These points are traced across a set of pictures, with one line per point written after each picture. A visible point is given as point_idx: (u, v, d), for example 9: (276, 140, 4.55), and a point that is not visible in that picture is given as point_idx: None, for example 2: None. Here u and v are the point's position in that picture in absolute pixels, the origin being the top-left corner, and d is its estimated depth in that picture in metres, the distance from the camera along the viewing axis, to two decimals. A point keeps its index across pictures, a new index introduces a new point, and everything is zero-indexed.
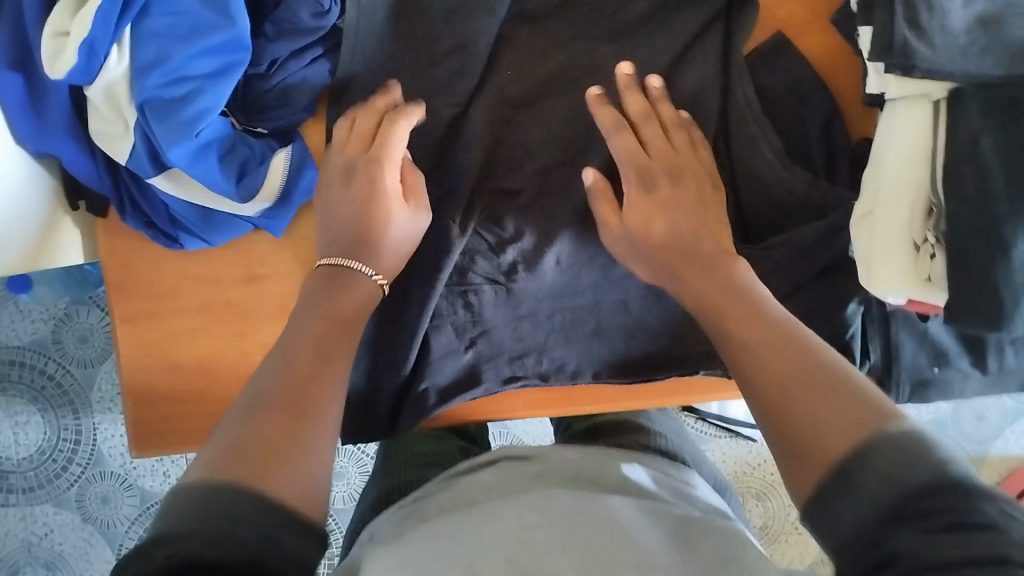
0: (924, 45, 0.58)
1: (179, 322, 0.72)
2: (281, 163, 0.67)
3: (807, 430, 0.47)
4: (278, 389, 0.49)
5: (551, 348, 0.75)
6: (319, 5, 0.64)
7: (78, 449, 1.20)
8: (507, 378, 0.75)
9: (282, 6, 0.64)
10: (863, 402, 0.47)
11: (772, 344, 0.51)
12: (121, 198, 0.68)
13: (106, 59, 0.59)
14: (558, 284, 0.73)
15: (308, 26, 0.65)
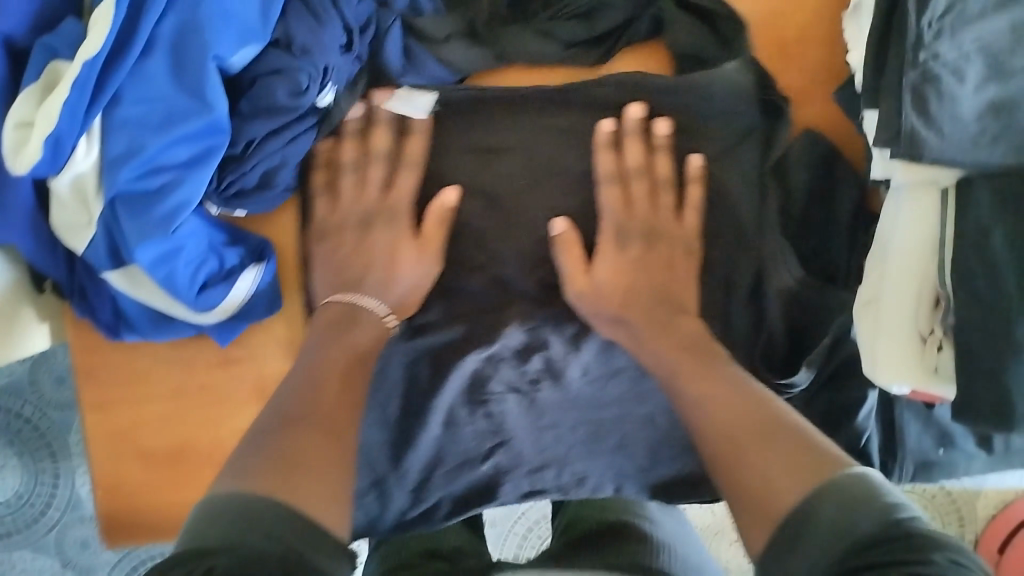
0: (932, 133, 0.55)
1: (148, 409, 0.69)
2: (247, 279, 0.64)
3: (759, 477, 0.50)
4: (299, 398, 0.57)
5: (571, 461, 0.74)
6: (296, 84, 0.61)
7: (56, 493, 1.12)
8: (526, 492, 0.75)
9: (259, 83, 0.60)
10: (800, 437, 0.51)
11: (725, 411, 0.56)
12: (72, 288, 0.64)
13: (72, 152, 0.56)
14: (576, 396, 0.72)
15: (286, 104, 0.61)
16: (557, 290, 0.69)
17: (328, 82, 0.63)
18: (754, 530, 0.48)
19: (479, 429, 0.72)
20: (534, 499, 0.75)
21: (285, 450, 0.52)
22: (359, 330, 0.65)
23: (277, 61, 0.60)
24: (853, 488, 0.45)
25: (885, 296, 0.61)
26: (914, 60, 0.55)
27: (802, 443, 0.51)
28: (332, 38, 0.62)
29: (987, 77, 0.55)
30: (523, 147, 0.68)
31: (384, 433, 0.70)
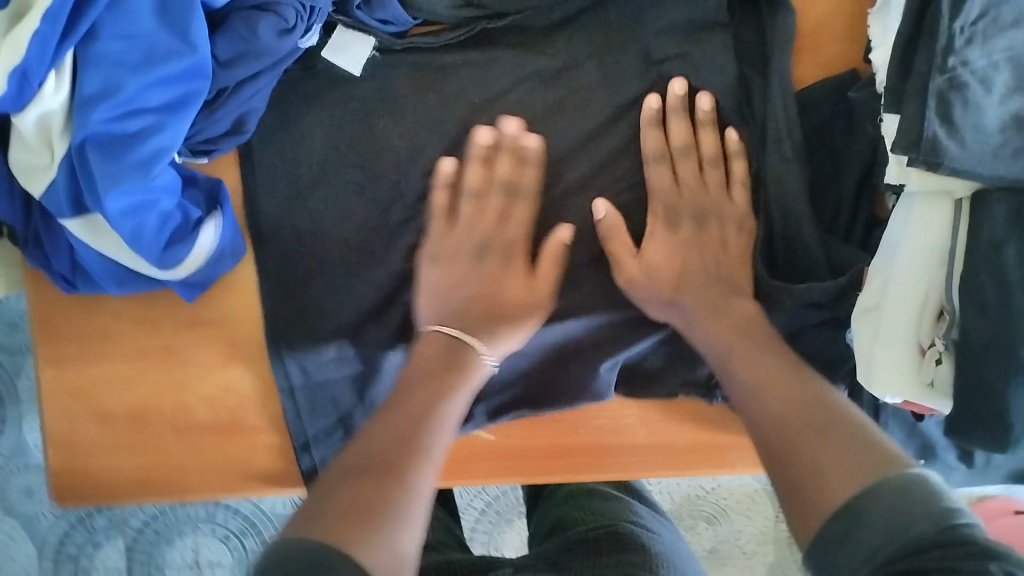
0: (955, 142, 0.53)
1: (109, 367, 0.65)
2: (210, 233, 0.59)
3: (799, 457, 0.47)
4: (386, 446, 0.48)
5: (540, 367, 0.69)
6: (284, 22, 0.56)
7: (2, 440, 1.06)
8: (496, 410, 0.68)
9: (243, 18, 0.56)
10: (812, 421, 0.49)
11: (794, 400, 0.51)
12: (27, 236, 0.60)
13: (40, 87, 0.52)
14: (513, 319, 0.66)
15: (271, 45, 0.57)
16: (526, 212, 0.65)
17: (315, 24, 0.59)
18: (800, 517, 0.45)
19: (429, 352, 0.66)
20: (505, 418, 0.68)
21: (355, 500, 0.44)
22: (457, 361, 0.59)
23: None
24: (898, 483, 0.42)
25: (888, 301, 0.59)
26: (942, 66, 0.53)
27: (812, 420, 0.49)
28: None
29: (1014, 89, 0.53)
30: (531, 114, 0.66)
31: (347, 365, 0.66)
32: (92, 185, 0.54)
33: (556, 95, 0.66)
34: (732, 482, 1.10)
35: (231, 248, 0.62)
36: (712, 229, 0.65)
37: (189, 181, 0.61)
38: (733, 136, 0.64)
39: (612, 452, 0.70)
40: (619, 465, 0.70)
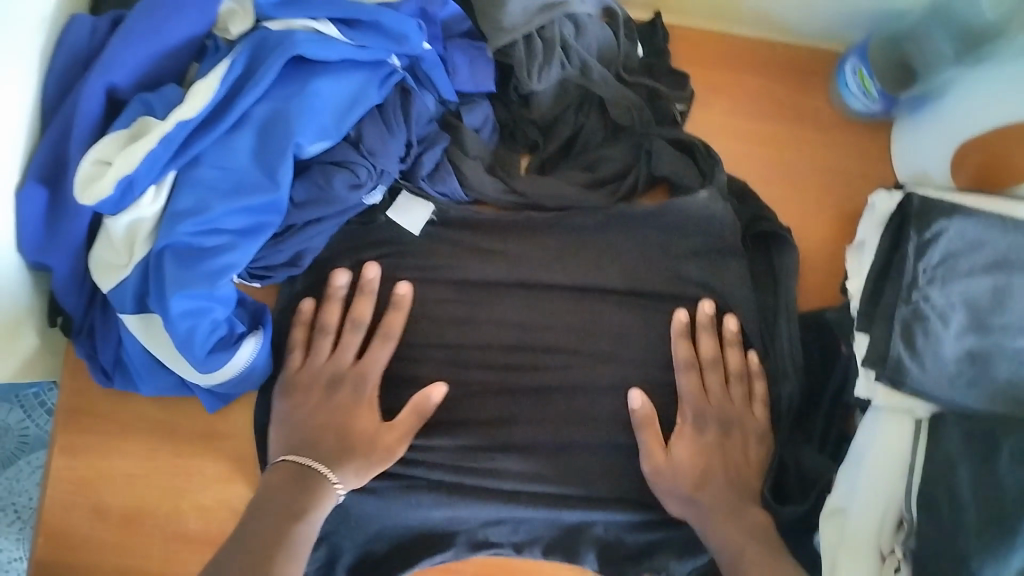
0: (916, 364, 0.61)
1: (117, 463, 0.68)
2: (250, 346, 0.66)
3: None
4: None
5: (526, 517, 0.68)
6: (355, 178, 0.67)
7: None
8: (477, 543, 0.68)
9: (320, 170, 0.66)
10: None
11: None
12: (81, 326, 0.67)
13: (139, 197, 0.61)
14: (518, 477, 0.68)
15: (341, 195, 0.67)
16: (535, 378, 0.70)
17: (380, 184, 0.69)
18: None
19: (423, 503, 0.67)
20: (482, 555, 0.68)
21: None
22: (285, 486, 0.62)
23: (341, 155, 0.67)
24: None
25: (853, 507, 0.64)
26: (907, 297, 0.62)
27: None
28: (396, 149, 0.69)
29: (968, 328, 0.62)
30: (550, 287, 0.72)
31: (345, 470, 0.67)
32: (159, 286, 0.61)
33: (569, 271, 0.72)
34: None
35: (263, 367, 0.67)
36: (735, 437, 0.68)
37: (243, 302, 0.68)
38: (754, 357, 0.71)
39: None
40: None
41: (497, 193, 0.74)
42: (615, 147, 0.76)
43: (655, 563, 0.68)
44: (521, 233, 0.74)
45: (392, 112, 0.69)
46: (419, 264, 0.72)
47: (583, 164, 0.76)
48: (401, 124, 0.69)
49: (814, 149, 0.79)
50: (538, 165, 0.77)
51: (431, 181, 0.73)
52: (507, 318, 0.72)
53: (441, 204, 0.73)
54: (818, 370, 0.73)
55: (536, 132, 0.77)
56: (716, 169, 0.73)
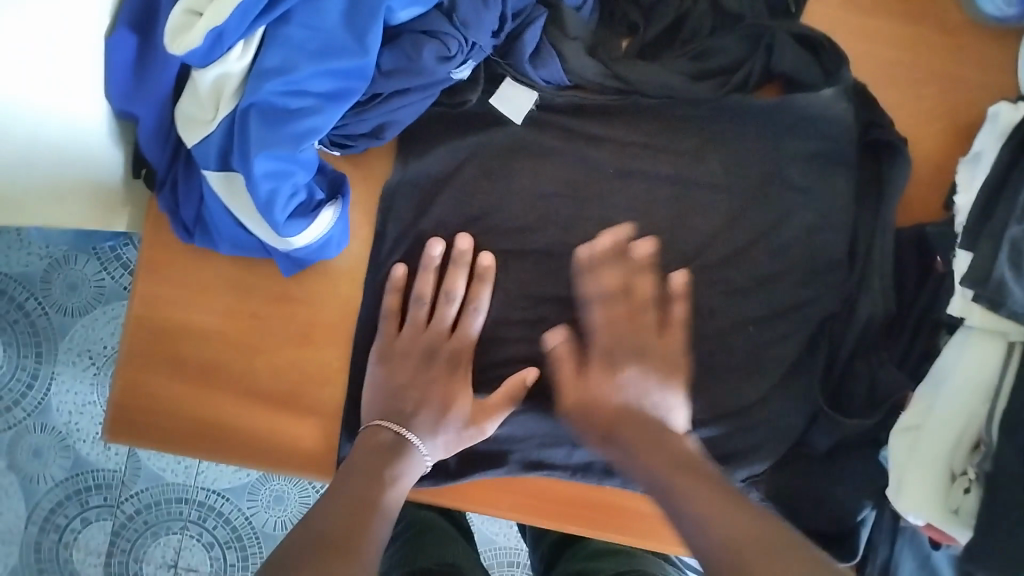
0: (1020, 287, 0.58)
1: (195, 318, 0.70)
2: (329, 214, 0.65)
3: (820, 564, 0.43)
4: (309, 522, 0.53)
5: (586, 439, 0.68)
6: (446, 50, 0.64)
7: (28, 394, 1.09)
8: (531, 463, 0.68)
9: (410, 40, 0.64)
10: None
11: None
12: (164, 180, 0.66)
13: (228, 52, 0.59)
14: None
15: (430, 67, 0.64)
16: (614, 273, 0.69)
17: (470, 59, 0.66)
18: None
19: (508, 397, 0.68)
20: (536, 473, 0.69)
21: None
22: (369, 453, 0.61)
23: (433, 24, 0.64)
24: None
25: (928, 426, 0.62)
26: (1021, 217, 0.58)
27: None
28: (490, 22, 0.65)
29: None
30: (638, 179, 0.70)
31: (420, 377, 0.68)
32: (243, 145, 0.60)
33: (663, 163, 0.70)
34: None
35: (339, 237, 0.68)
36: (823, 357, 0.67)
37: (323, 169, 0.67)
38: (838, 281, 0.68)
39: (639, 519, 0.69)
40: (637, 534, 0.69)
41: (597, 79, 0.70)
42: (730, 40, 0.70)
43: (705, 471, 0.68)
44: (613, 120, 0.70)
45: None
46: (506, 144, 0.70)
47: (690, 55, 0.71)
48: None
49: (932, 49, 0.72)
50: (638, 49, 0.72)
51: (535, 64, 0.69)
52: (590, 206, 0.70)
53: (546, 90, 0.70)
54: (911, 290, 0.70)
55: (637, 11, 0.72)
56: (841, 69, 0.69)
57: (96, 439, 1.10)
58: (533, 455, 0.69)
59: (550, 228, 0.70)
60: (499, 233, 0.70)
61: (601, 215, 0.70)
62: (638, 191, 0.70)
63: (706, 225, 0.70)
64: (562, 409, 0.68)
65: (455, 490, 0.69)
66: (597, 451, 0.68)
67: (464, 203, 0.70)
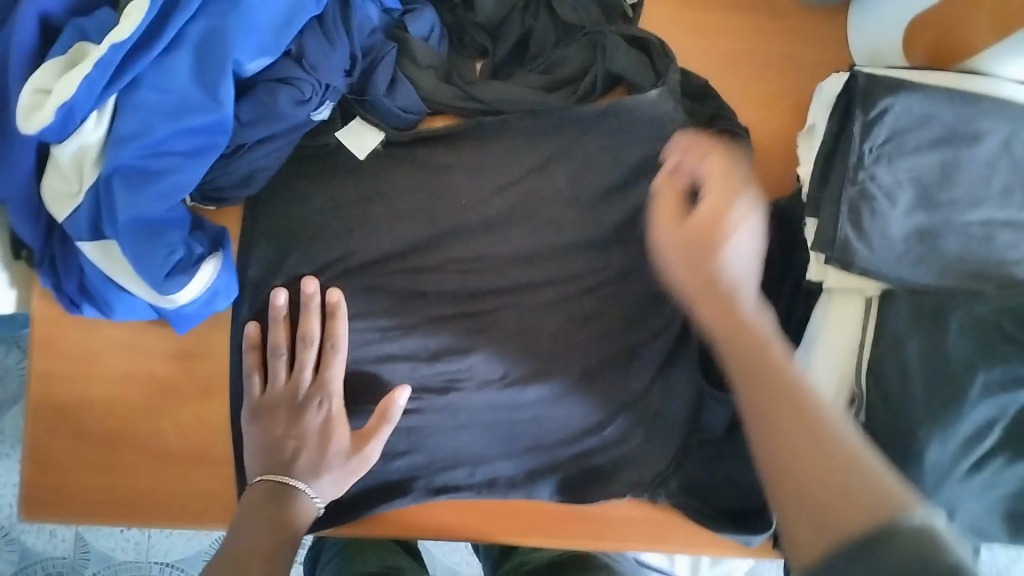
0: (862, 245, 0.62)
1: (93, 388, 0.71)
2: (209, 269, 0.66)
3: (771, 468, 0.46)
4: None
5: (486, 459, 0.74)
6: (300, 94, 0.67)
7: None
8: (438, 487, 0.73)
9: (263, 88, 0.66)
10: (798, 433, 0.46)
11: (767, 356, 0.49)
12: (42, 256, 0.67)
13: (82, 124, 0.61)
14: (505, 401, 0.73)
15: (287, 112, 0.67)
16: (494, 291, 0.73)
17: (327, 100, 0.69)
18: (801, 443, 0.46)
19: (405, 430, 0.72)
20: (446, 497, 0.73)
21: None
22: (261, 502, 0.63)
23: (284, 71, 0.66)
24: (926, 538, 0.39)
25: None
26: (854, 177, 0.62)
27: (806, 416, 0.46)
28: (339, 61, 0.68)
29: (916, 205, 0.62)
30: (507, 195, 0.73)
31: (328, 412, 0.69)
32: (111, 213, 0.62)
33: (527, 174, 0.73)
34: None
35: (225, 288, 0.68)
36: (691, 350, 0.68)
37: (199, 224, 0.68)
38: None
39: (561, 517, 0.75)
40: (563, 533, 0.74)
41: (453, 100, 0.73)
42: (572, 49, 0.74)
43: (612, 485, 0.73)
44: (477, 140, 0.73)
45: (334, 23, 0.69)
46: (379, 173, 0.72)
47: (540, 68, 0.75)
48: (343, 37, 0.69)
49: (763, 38, 0.77)
50: (491, 69, 0.76)
51: (387, 96, 0.71)
52: (467, 227, 0.73)
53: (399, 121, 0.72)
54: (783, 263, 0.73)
55: (485, 36, 0.76)
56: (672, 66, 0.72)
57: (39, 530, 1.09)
58: (438, 480, 0.73)
59: (433, 253, 0.73)
60: (382, 263, 0.72)
61: (479, 231, 0.73)
62: (505, 206, 0.73)
63: (576, 235, 0.73)
64: (460, 432, 0.73)
65: (380, 523, 0.74)
66: (499, 469, 0.74)
67: (345, 236, 0.71)
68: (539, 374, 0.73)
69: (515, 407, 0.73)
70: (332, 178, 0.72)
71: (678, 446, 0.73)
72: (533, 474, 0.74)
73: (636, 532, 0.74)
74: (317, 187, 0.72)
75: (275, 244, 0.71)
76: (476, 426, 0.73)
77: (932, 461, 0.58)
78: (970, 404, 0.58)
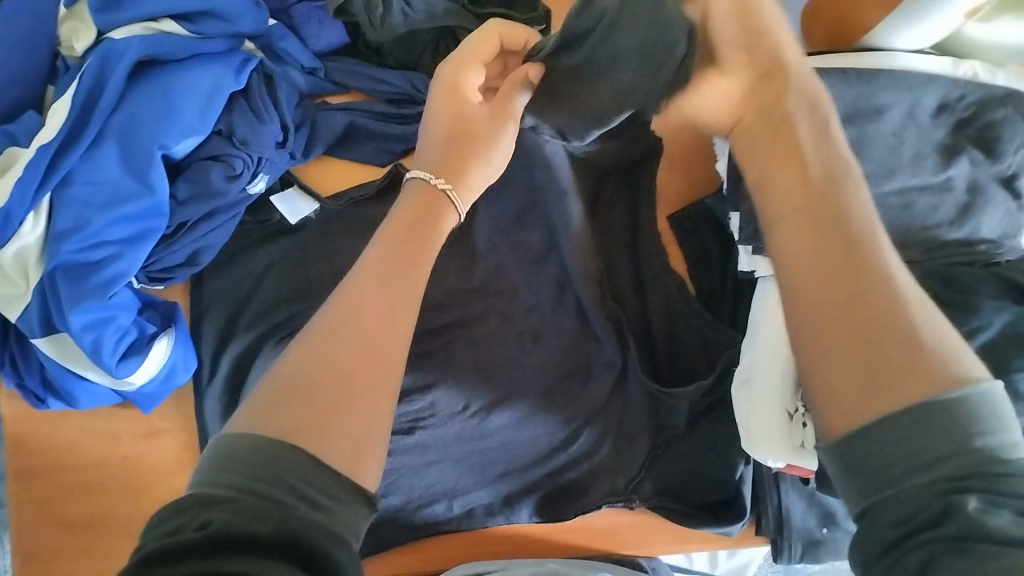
0: None
1: (70, 478, 0.72)
2: (162, 346, 0.69)
3: (805, 312, 0.39)
4: (342, 309, 0.40)
5: (461, 492, 0.76)
6: (232, 169, 0.70)
7: None
8: (422, 527, 0.75)
9: (197, 167, 0.69)
10: (847, 260, 0.39)
11: (830, 273, 0.39)
12: (1, 357, 0.69)
13: (19, 226, 0.63)
14: (470, 431, 0.76)
15: (219, 188, 0.69)
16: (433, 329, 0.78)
17: (262, 172, 0.72)
18: (842, 289, 0.38)
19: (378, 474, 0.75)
20: (431, 534, 0.76)
21: (317, 373, 0.37)
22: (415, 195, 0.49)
23: (217, 149, 0.70)
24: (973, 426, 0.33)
25: (757, 374, 0.67)
26: None
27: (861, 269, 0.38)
28: (269, 133, 0.71)
29: None
30: None
31: None
32: (59, 305, 0.64)
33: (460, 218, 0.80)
34: None
35: (183, 363, 0.71)
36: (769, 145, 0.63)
37: (148, 305, 0.71)
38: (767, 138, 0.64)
39: (562, 529, 0.77)
40: (567, 542, 0.77)
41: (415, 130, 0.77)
42: None
43: (588, 502, 0.75)
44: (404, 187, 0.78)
45: (258, 97, 0.72)
46: (319, 231, 0.75)
47: None
48: (271, 109, 0.72)
49: None
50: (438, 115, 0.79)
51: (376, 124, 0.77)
52: None
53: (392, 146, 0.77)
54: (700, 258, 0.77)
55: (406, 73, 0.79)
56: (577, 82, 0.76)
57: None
58: (417, 518, 0.75)
59: None
60: None
61: None
62: None
63: (512, 267, 0.79)
64: (431, 469, 0.76)
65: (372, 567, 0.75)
66: (477, 498, 0.76)
67: (291, 283, 0.74)
68: (497, 399, 0.76)
69: (473, 436, 0.76)
70: (274, 244, 0.75)
71: (648, 446, 0.75)
72: (509, 499, 0.76)
73: (620, 534, 0.77)
74: (262, 258, 0.75)
75: (225, 316, 0.74)
76: (446, 462, 0.76)
77: None
78: None
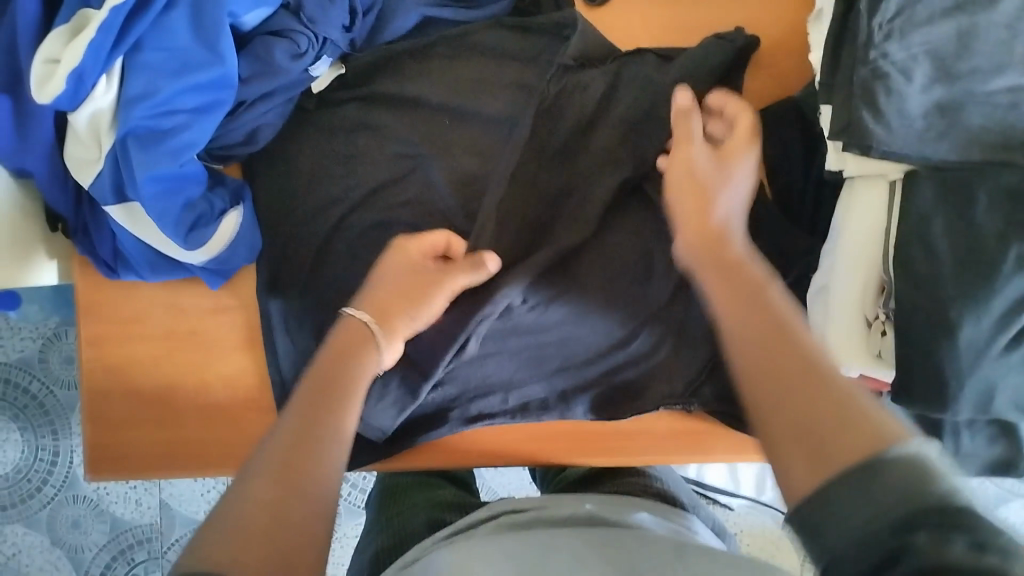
0: (881, 126, 0.60)
1: (142, 349, 0.74)
2: (233, 219, 0.70)
3: (776, 402, 0.47)
4: (293, 441, 0.49)
5: (517, 385, 0.76)
6: (296, 47, 0.68)
7: (53, 470, 1.17)
8: (473, 417, 0.76)
9: (261, 41, 0.67)
10: (795, 356, 0.48)
11: (803, 377, 0.47)
12: (76, 226, 0.70)
13: (92, 89, 0.61)
14: (528, 324, 0.74)
15: (283, 65, 0.68)
16: None
17: (325, 55, 0.70)
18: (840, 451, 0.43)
19: None
20: (480, 425, 0.76)
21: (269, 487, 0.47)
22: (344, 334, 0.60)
23: (281, 24, 0.67)
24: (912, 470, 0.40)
25: (835, 285, 0.66)
26: (866, 58, 0.61)
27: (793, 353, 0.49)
28: (337, 15, 0.69)
29: (935, 79, 0.60)
30: None
31: None
32: (129, 172, 0.64)
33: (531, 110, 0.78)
34: (752, 526, 1.21)
35: (249, 242, 0.72)
36: None
37: (217, 181, 0.71)
38: None
39: (617, 430, 0.78)
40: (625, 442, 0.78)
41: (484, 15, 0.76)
42: None
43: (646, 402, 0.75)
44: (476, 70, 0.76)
45: None
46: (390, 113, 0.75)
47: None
48: None
49: None
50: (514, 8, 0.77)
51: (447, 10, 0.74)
52: None
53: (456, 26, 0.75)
54: (781, 158, 0.74)
55: None
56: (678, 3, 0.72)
57: (125, 498, 1.18)
58: (471, 409, 0.76)
59: None
60: (398, 208, 0.74)
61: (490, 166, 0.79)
62: None
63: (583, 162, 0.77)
64: (487, 361, 0.75)
65: (419, 456, 0.77)
66: (532, 392, 0.76)
67: (365, 173, 0.74)
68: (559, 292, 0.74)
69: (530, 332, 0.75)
70: (344, 129, 0.75)
71: (709, 353, 0.74)
72: (564, 395, 0.76)
73: (677, 440, 0.77)
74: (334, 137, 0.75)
75: (297, 199, 0.74)
76: (501, 355, 0.76)
77: (965, 338, 0.58)
78: (1003, 280, 0.58)
